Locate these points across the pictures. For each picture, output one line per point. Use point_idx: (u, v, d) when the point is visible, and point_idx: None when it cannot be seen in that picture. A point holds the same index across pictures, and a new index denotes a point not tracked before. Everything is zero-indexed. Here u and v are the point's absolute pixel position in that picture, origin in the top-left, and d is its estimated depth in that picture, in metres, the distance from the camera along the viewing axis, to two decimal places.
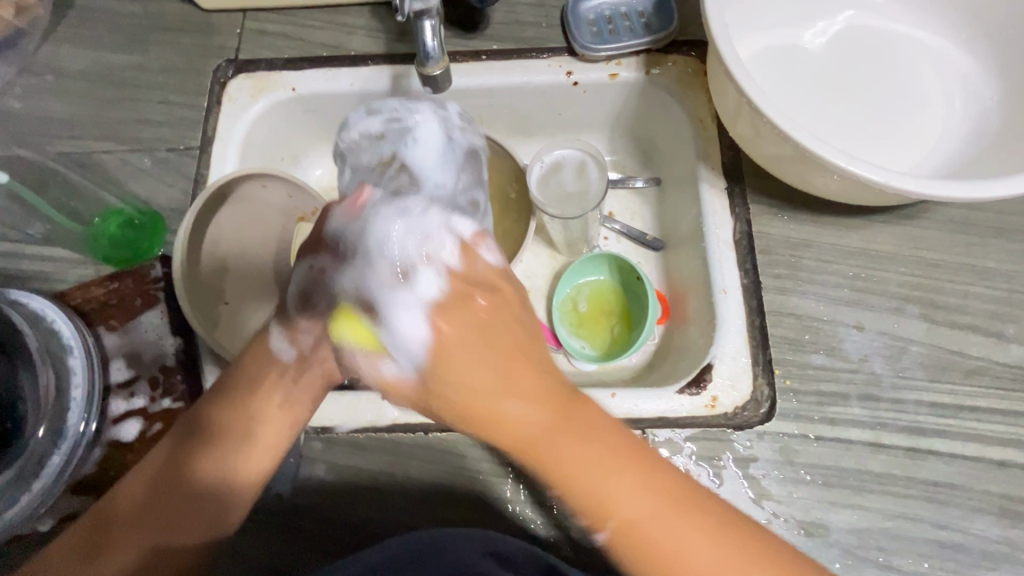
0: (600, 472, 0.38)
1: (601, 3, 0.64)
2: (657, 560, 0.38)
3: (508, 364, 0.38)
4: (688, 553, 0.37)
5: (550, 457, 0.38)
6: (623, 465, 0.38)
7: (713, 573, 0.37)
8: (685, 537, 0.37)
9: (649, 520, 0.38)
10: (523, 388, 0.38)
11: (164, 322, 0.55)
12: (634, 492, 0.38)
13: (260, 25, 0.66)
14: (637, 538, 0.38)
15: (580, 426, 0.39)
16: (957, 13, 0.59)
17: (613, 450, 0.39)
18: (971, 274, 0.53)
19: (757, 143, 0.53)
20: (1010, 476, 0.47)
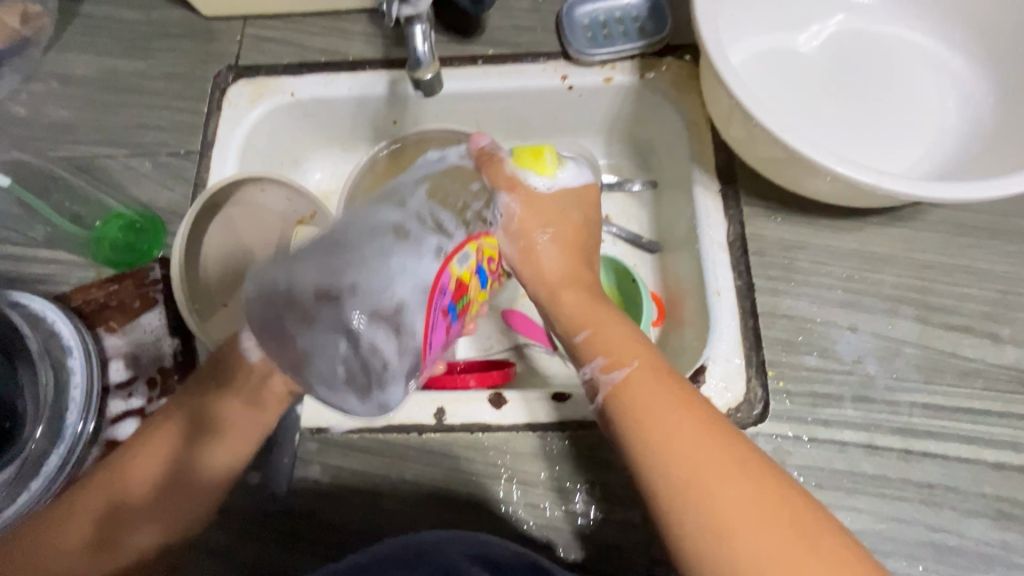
0: (616, 340, 0.44)
1: (596, 8, 0.64)
2: (647, 427, 0.39)
3: (562, 247, 0.51)
4: (677, 427, 0.38)
5: (578, 317, 0.47)
6: (635, 341, 0.44)
7: (699, 454, 0.37)
8: (682, 414, 0.39)
9: (645, 382, 0.41)
10: (569, 267, 0.50)
11: (162, 323, 0.55)
12: (641, 359, 0.42)
13: (260, 32, 0.67)
14: (629, 397, 0.41)
15: (612, 309, 0.47)
16: (951, 15, 0.59)
17: (629, 335, 0.45)
18: (966, 275, 0.53)
19: (749, 146, 0.53)
20: (1005, 478, 0.47)
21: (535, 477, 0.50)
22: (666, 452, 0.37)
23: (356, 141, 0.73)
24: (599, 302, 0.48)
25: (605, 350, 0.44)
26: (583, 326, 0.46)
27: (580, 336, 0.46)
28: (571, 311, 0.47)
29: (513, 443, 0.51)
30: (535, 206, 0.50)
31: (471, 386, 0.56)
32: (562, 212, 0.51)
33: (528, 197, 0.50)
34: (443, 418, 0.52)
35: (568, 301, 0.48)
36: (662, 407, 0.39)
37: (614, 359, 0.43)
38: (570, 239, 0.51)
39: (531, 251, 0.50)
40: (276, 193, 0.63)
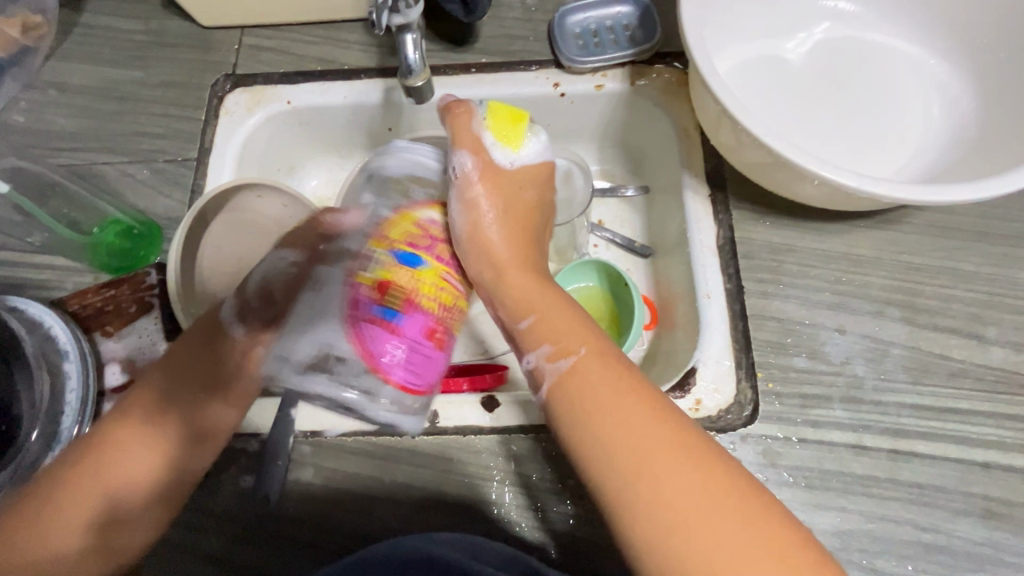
0: (561, 329, 0.45)
1: (587, 17, 0.66)
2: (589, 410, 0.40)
3: (511, 236, 0.53)
4: (619, 409, 0.39)
5: (524, 304, 0.48)
6: (581, 330, 0.45)
7: (638, 436, 0.37)
8: (625, 396, 0.39)
9: (589, 367, 0.42)
10: (514, 256, 0.52)
11: (158, 328, 0.56)
12: (586, 347, 0.43)
13: (257, 41, 0.68)
14: (571, 383, 0.41)
15: (558, 296, 0.49)
16: (933, 23, 0.60)
17: (580, 325, 0.45)
18: (952, 277, 0.53)
19: (736, 151, 0.54)
20: (992, 477, 0.47)
21: (527, 479, 0.51)
22: (605, 433, 0.38)
23: (352, 148, 0.74)
24: (543, 290, 0.49)
25: (549, 338, 0.45)
26: (528, 313, 0.48)
27: (525, 324, 0.47)
28: (513, 296, 0.49)
29: (505, 445, 0.52)
30: (490, 178, 0.53)
31: (464, 390, 0.57)
32: (520, 186, 0.55)
33: (486, 168, 0.53)
34: (437, 421, 0.53)
35: (512, 281, 0.50)
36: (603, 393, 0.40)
37: (557, 347, 0.44)
38: (518, 218, 0.54)
39: (478, 224, 0.51)
40: (272, 199, 0.64)
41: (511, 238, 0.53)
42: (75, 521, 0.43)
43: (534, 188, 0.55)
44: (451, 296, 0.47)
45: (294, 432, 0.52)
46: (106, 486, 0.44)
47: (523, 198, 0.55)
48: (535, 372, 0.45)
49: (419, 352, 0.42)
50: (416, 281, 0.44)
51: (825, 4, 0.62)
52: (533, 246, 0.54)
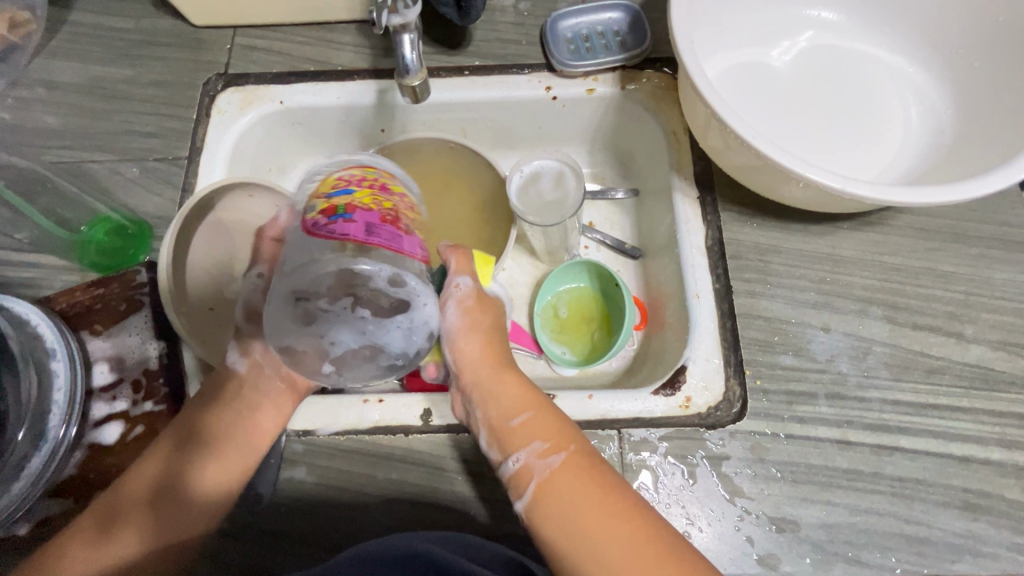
0: (547, 431, 0.46)
1: (579, 22, 0.67)
2: (564, 523, 0.41)
3: (490, 342, 0.52)
4: (592, 516, 0.40)
5: (508, 402, 0.48)
6: (563, 431, 0.46)
7: (614, 547, 0.38)
8: (597, 503, 0.41)
9: (571, 475, 0.43)
10: (498, 363, 0.51)
11: (149, 326, 0.55)
12: (568, 449, 0.44)
13: (250, 41, 0.68)
14: (552, 495, 0.42)
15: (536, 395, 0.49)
16: (911, 33, 0.62)
17: (556, 424, 0.46)
18: (931, 277, 0.55)
19: (725, 153, 0.55)
20: (972, 470, 0.49)
21: None
22: (576, 545, 0.39)
23: (344, 149, 0.74)
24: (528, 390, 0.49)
25: (539, 437, 0.45)
26: (518, 413, 0.47)
27: (511, 425, 0.47)
28: (502, 397, 0.48)
29: None
30: (476, 309, 0.52)
31: None
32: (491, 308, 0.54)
33: (470, 301, 0.52)
34: (430, 419, 0.53)
35: (501, 387, 0.49)
36: (583, 501, 0.41)
37: (545, 447, 0.45)
38: (496, 337, 0.53)
39: (456, 342, 0.51)
40: (265, 200, 0.64)
41: (484, 346, 0.51)
42: (94, 523, 0.45)
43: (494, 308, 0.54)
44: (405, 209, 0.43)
45: (286, 430, 0.52)
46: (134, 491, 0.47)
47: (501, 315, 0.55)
48: (519, 472, 0.45)
49: (406, 238, 0.41)
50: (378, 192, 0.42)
51: (809, 13, 0.64)
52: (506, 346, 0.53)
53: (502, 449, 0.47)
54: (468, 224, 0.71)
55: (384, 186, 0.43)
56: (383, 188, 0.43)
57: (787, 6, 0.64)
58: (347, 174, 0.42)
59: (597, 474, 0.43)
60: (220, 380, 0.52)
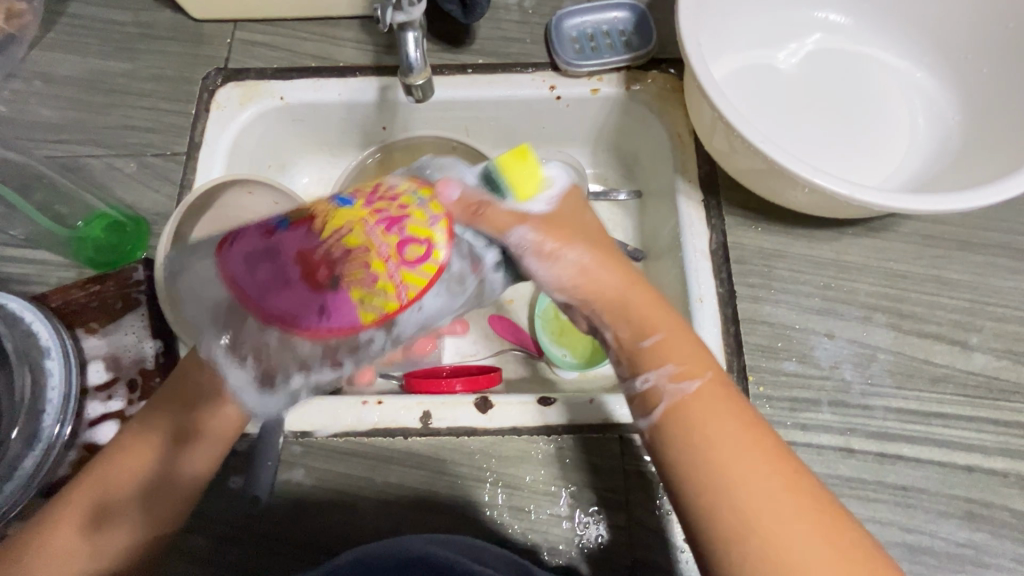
0: (685, 354, 0.44)
1: (584, 21, 0.66)
2: (715, 444, 0.40)
3: (604, 255, 0.47)
4: (742, 440, 0.40)
5: (641, 320, 0.45)
6: (698, 353, 0.44)
7: (765, 470, 0.39)
8: (747, 432, 0.40)
9: (708, 399, 0.42)
10: (618, 277, 0.46)
11: (145, 325, 0.55)
12: (703, 375, 0.43)
13: (250, 36, 0.67)
14: (697, 417, 0.41)
15: (671, 315, 0.46)
16: (920, 38, 0.62)
17: (695, 346, 0.45)
18: (936, 285, 0.55)
19: (731, 157, 0.54)
20: (974, 480, 0.48)
21: (520, 480, 0.51)
22: (730, 465, 0.39)
23: (345, 146, 0.73)
24: (662, 306, 0.46)
25: (675, 361, 0.43)
26: (652, 330, 0.44)
27: (642, 345, 0.44)
28: (637, 315, 0.45)
29: (499, 446, 0.52)
30: (557, 224, 0.46)
31: (456, 391, 0.56)
32: (581, 221, 0.47)
33: (543, 223, 0.45)
34: (429, 422, 0.52)
35: (636, 302, 0.45)
36: (730, 429, 0.41)
37: (680, 372, 0.43)
38: (602, 244, 0.48)
39: (556, 258, 0.45)
40: (263, 197, 0.63)
41: (602, 262, 0.46)
42: (76, 521, 0.45)
43: (582, 216, 0.48)
44: (379, 265, 0.40)
45: (284, 432, 0.51)
46: (108, 490, 0.46)
47: (591, 219, 0.49)
48: (650, 392, 0.43)
49: (298, 300, 0.39)
50: (365, 229, 0.40)
51: (817, 15, 0.64)
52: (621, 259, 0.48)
53: (633, 368, 0.44)
54: None
55: (389, 221, 0.40)
56: (388, 226, 0.40)
57: (795, 8, 0.63)
58: (403, 190, 0.42)
59: (737, 404, 0.42)
60: (182, 376, 0.49)
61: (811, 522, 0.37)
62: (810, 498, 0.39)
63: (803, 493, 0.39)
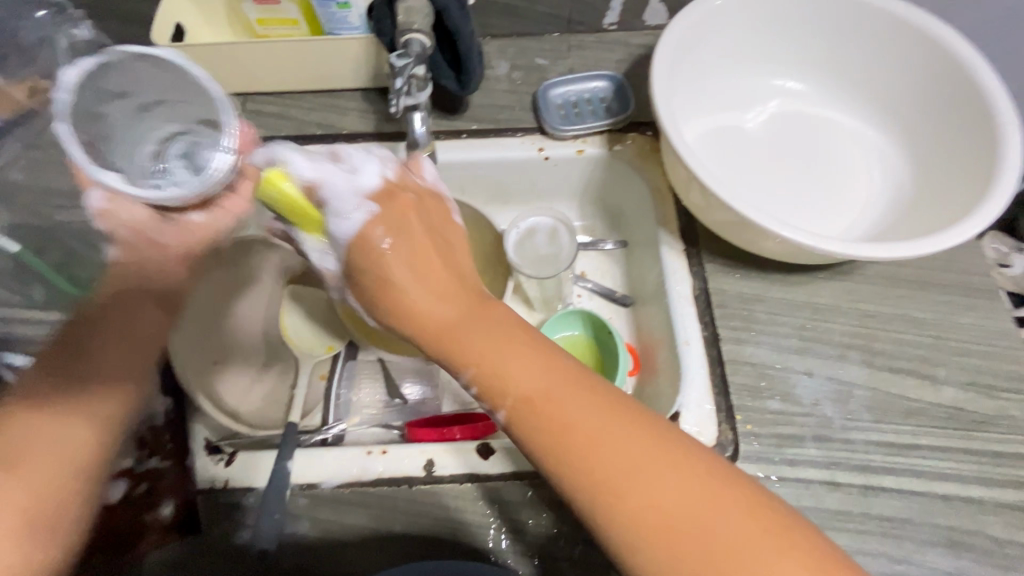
0: (541, 391, 0.38)
1: (568, 90, 0.73)
2: (581, 469, 0.36)
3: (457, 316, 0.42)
4: (579, 424, 0.37)
5: (492, 367, 0.39)
6: (520, 366, 0.39)
7: (632, 463, 0.35)
8: (596, 415, 0.37)
9: (535, 409, 0.38)
10: (439, 300, 0.42)
11: (156, 384, 0.57)
12: (525, 389, 0.38)
13: (260, 107, 0.72)
14: (583, 441, 0.36)
15: (527, 349, 0.40)
16: (869, 101, 0.68)
17: (499, 335, 0.41)
18: (903, 323, 0.59)
19: (707, 210, 0.59)
20: (954, 509, 0.51)
21: (523, 524, 0.52)
22: (629, 494, 0.35)
23: None
24: (524, 353, 0.40)
25: (498, 370, 0.39)
26: (501, 375, 0.39)
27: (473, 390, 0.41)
28: (494, 362, 0.40)
29: (500, 492, 0.53)
30: (438, 298, 0.43)
31: (457, 438, 0.58)
32: (465, 335, 0.41)
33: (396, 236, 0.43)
34: (432, 470, 0.54)
35: (500, 359, 0.40)
36: (564, 427, 0.37)
37: (489, 404, 0.40)
38: (451, 302, 0.43)
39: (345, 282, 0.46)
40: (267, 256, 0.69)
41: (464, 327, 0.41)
42: None
43: (469, 331, 0.41)
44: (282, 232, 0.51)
45: (290, 484, 0.52)
46: None
47: (489, 345, 0.40)
48: (521, 426, 0.38)
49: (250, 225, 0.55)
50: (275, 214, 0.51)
51: (776, 83, 0.71)
52: (495, 337, 0.41)
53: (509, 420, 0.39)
54: None
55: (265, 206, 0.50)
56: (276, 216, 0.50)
57: (756, 77, 0.70)
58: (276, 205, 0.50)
59: (577, 397, 0.38)
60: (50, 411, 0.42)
61: (755, 535, 0.33)
62: (739, 497, 0.35)
63: (717, 500, 0.34)
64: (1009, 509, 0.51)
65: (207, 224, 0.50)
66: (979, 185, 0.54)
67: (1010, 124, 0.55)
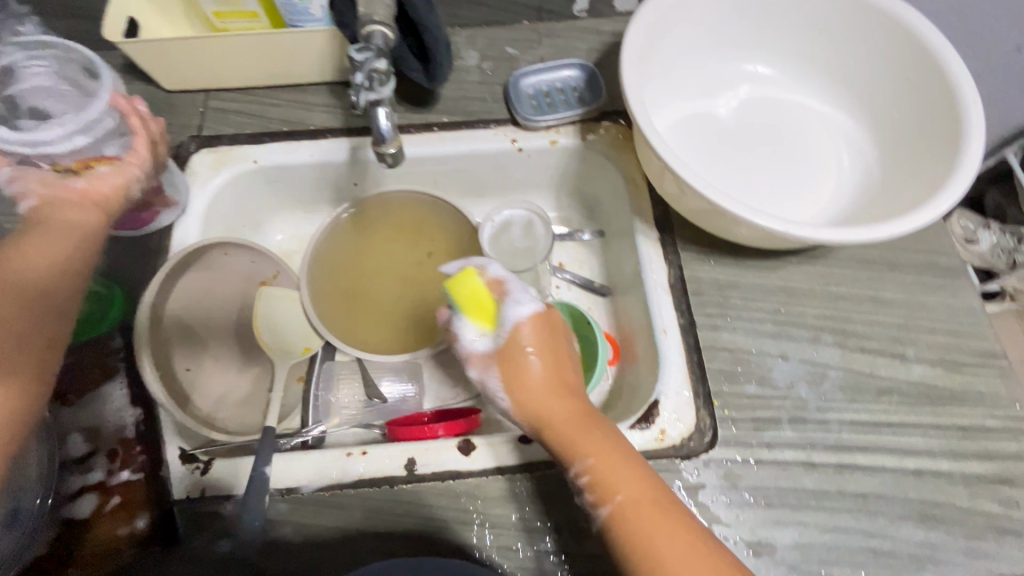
0: (619, 476, 0.45)
1: (540, 79, 0.72)
2: (634, 545, 0.43)
3: (560, 400, 0.49)
4: (640, 509, 0.44)
5: (578, 447, 0.47)
6: (626, 474, 0.45)
7: (680, 555, 0.42)
8: (657, 509, 0.44)
9: (637, 514, 0.44)
10: (557, 398, 0.49)
11: (125, 395, 0.55)
12: (631, 493, 0.45)
13: (222, 104, 0.70)
14: (642, 526, 0.43)
15: (610, 437, 0.48)
16: (836, 85, 0.69)
17: (589, 420, 0.49)
18: (873, 304, 0.60)
19: (680, 198, 0.59)
20: (925, 483, 0.53)
21: (506, 519, 0.52)
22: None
23: (318, 203, 0.77)
24: (610, 444, 0.47)
25: (589, 451, 0.46)
26: (587, 454, 0.46)
27: (580, 480, 0.46)
28: (581, 442, 0.47)
29: (483, 488, 0.53)
30: (548, 389, 0.50)
31: (439, 435, 0.57)
32: (563, 416, 0.49)
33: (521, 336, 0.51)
34: (414, 468, 0.54)
35: (588, 442, 0.47)
36: (660, 538, 0.43)
37: (596, 497, 0.46)
38: (557, 390, 0.50)
39: (475, 358, 0.52)
40: (239, 257, 0.67)
41: (562, 409, 0.49)
42: None
43: (566, 414, 0.49)
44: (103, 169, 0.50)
45: (269, 490, 0.52)
46: None
47: (583, 428, 0.48)
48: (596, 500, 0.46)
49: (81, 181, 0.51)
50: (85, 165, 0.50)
51: (746, 68, 0.71)
52: (588, 422, 0.48)
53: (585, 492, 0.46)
54: (412, 281, 0.74)
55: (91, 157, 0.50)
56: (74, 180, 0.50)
57: (726, 63, 0.70)
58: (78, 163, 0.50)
59: (645, 487, 0.45)
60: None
61: None
62: None
63: None
64: (977, 481, 0.53)
65: (92, 190, 0.49)
66: (944, 165, 0.55)
67: (973, 104, 0.55)
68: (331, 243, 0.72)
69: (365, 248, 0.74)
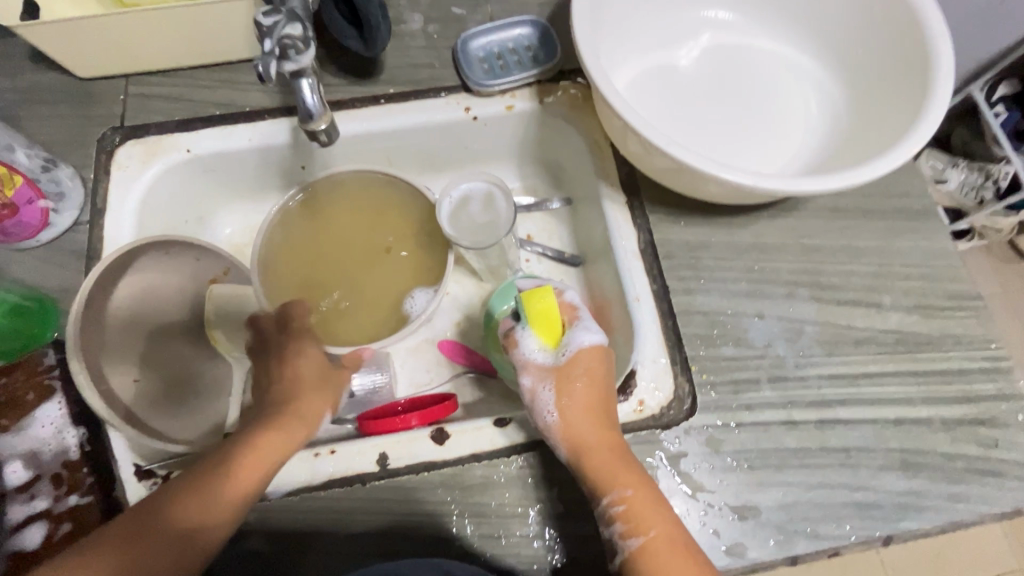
0: (649, 512, 0.45)
1: (490, 40, 0.67)
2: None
3: (597, 426, 0.48)
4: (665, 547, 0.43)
5: (614, 477, 0.46)
6: (660, 511, 0.45)
7: None
8: (679, 548, 0.43)
9: (666, 552, 0.43)
10: (597, 428, 0.48)
11: (62, 414, 0.51)
12: (663, 530, 0.44)
13: (145, 89, 0.64)
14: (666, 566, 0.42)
15: (640, 471, 0.47)
16: (801, 27, 0.65)
17: (622, 451, 0.48)
18: (847, 254, 0.59)
19: (646, 158, 0.56)
20: (905, 431, 0.52)
21: (485, 506, 0.50)
22: None
23: (266, 191, 0.72)
24: (641, 479, 0.47)
25: (624, 482, 0.46)
26: (620, 485, 0.46)
27: (613, 510, 0.45)
28: (615, 472, 0.46)
29: (460, 477, 0.51)
30: (588, 415, 0.49)
31: (413, 425, 0.54)
32: (599, 443, 0.48)
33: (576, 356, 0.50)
34: (387, 463, 0.51)
35: (621, 472, 0.46)
36: None
37: (628, 528, 0.44)
38: (596, 417, 0.49)
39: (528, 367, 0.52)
40: (182, 256, 0.62)
41: (597, 438, 0.48)
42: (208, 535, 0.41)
43: (602, 443, 0.48)
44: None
45: None
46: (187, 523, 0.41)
47: (619, 458, 0.47)
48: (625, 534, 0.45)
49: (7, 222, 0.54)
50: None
51: (706, 15, 0.67)
52: (621, 453, 0.48)
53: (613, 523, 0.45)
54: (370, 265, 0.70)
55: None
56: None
57: (685, 10, 0.66)
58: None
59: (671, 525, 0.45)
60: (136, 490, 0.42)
61: None
62: None
63: None
64: (956, 425, 0.52)
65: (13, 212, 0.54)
66: (913, 105, 0.53)
67: (941, 38, 0.53)
68: (281, 233, 0.68)
69: (321, 237, 0.70)
